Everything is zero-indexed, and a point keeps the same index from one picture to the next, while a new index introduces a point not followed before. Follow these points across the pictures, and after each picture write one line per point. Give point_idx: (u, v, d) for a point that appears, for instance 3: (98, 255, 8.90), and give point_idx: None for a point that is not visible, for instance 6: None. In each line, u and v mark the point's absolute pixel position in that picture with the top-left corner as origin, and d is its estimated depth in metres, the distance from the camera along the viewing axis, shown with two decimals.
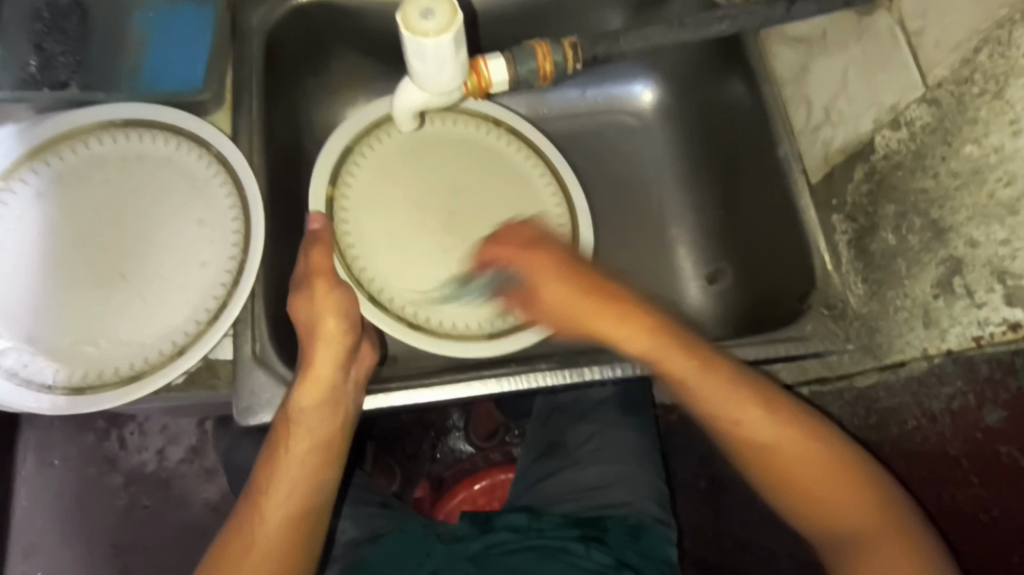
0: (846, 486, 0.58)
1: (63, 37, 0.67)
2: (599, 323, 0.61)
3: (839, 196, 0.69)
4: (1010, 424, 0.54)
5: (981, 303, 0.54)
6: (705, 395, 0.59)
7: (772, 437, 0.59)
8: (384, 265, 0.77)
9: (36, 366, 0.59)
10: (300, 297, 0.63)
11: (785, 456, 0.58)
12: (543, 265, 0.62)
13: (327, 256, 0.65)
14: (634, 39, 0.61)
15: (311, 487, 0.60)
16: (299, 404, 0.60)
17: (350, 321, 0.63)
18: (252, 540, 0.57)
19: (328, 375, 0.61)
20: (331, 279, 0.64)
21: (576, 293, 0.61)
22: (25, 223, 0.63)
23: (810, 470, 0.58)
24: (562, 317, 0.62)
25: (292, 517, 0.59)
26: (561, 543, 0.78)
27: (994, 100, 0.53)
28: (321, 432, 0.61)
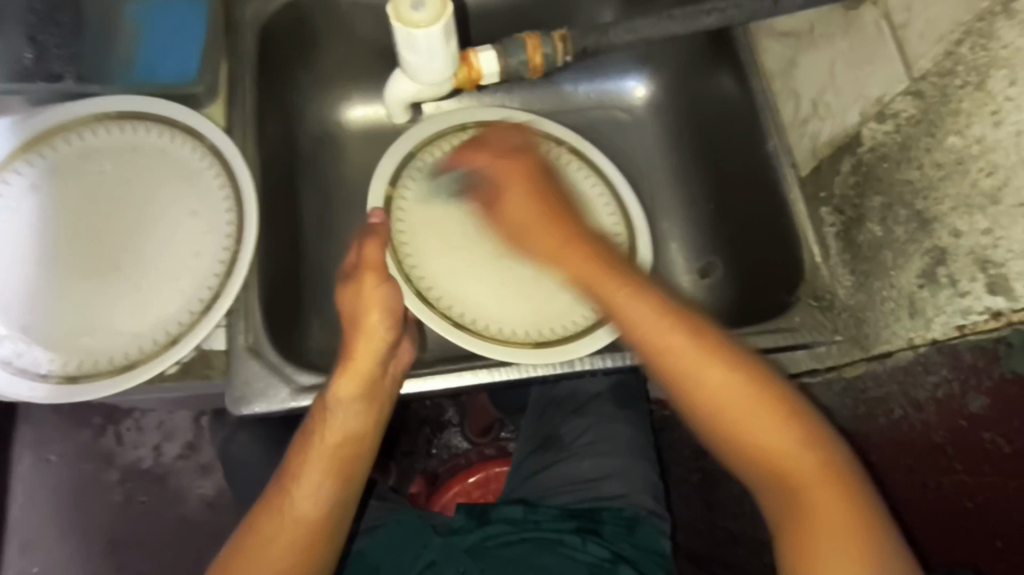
0: (783, 432, 0.53)
1: (57, 30, 0.68)
2: (541, 237, 0.61)
3: (827, 189, 0.70)
4: (992, 411, 0.54)
5: (965, 292, 0.54)
6: (637, 316, 0.57)
7: (733, 404, 0.53)
8: (437, 269, 0.77)
9: (31, 355, 0.60)
10: (348, 286, 0.64)
11: (714, 390, 0.53)
12: (515, 177, 0.64)
13: (380, 250, 0.66)
14: (622, 31, 0.61)
15: (340, 481, 0.60)
16: (337, 395, 0.61)
17: (394, 317, 0.64)
18: (277, 531, 0.57)
19: (369, 366, 0.62)
20: (380, 275, 0.64)
21: (537, 219, 0.62)
22: (20, 214, 0.63)
23: (740, 406, 0.53)
24: (512, 226, 0.63)
25: (318, 510, 0.59)
26: (558, 536, 0.79)
27: (976, 91, 0.52)
28: (356, 424, 0.62)
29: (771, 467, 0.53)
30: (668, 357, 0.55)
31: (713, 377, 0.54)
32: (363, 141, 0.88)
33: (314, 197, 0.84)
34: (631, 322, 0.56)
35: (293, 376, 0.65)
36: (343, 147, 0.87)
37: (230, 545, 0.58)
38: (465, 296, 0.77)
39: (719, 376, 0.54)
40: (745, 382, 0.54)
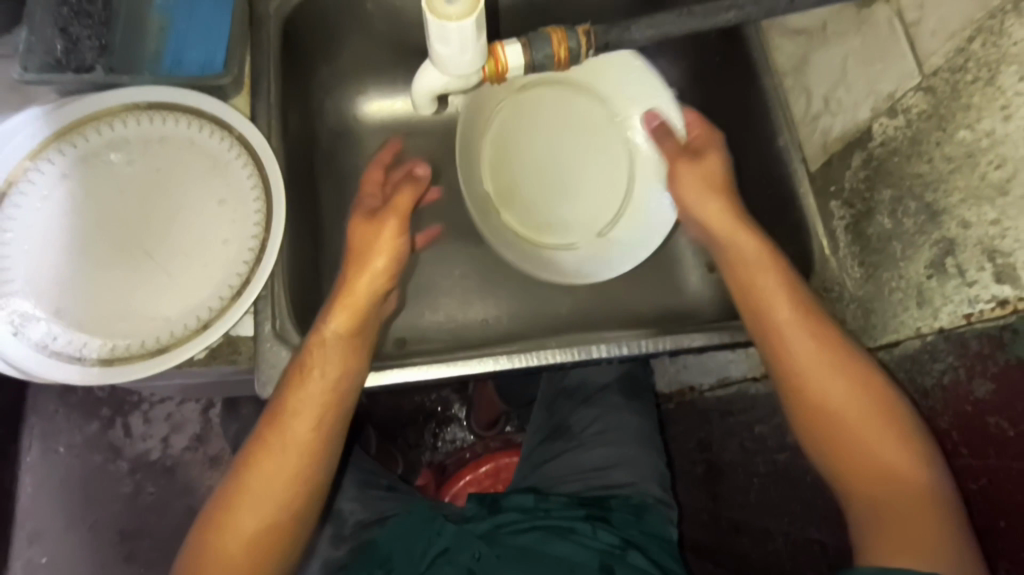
0: (881, 435, 0.59)
1: (89, 21, 0.69)
2: (704, 198, 0.73)
3: (837, 183, 0.72)
4: (996, 395, 0.55)
5: (972, 282, 0.56)
6: (762, 283, 0.67)
7: (826, 383, 0.62)
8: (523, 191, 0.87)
9: (66, 339, 0.61)
10: (368, 226, 0.68)
11: (829, 393, 0.62)
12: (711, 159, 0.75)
13: (411, 199, 0.70)
14: (644, 27, 0.63)
15: (330, 408, 0.63)
16: (333, 332, 0.64)
17: (398, 257, 0.69)
18: (279, 461, 0.60)
19: (364, 302, 0.66)
20: (402, 223, 0.69)
21: (717, 185, 0.74)
22: (52, 201, 0.64)
23: (844, 408, 0.61)
24: (705, 223, 0.73)
25: (311, 436, 0.61)
26: (568, 524, 0.80)
27: (987, 87, 0.54)
28: (351, 359, 0.65)
29: (862, 473, 0.59)
30: (764, 312, 0.66)
31: (801, 341, 0.64)
32: (380, 134, 0.90)
33: (332, 190, 0.86)
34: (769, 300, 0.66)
35: None
36: (361, 140, 0.89)
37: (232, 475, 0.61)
38: (509, 180, 0.86)
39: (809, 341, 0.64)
40: (866, 403, 0.61)
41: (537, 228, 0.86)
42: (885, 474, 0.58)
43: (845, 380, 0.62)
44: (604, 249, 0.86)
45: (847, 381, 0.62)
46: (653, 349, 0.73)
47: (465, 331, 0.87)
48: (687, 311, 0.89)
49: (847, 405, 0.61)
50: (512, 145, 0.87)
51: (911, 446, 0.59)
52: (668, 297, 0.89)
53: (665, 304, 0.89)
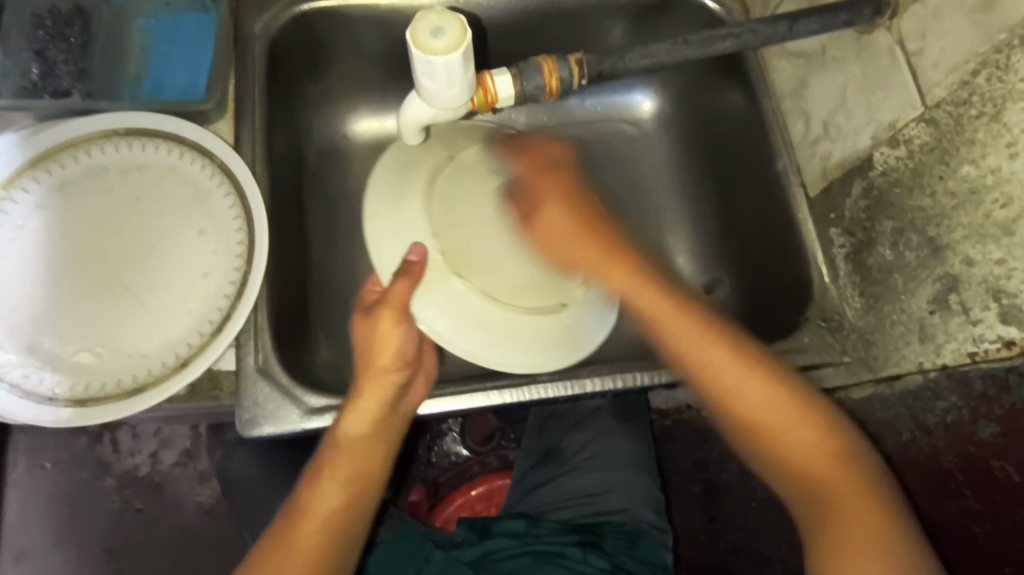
0: (810, 432, 0.55)
1: (66, 45, 0.68)
2: (607, 265, 0.60)
3: (837, 210, 0.71)
4: (1002, 439, 0.54)
5: (977, 320, 0.54)
6: (645, 299, 0.58)
7: (765, 408, 0.56)
8: (475, 259, 0.71)
9: (38, 376, 0.59)
10: (366, 323, 0.63)
11: (752, 400, 0.56)
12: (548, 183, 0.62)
13: (409, 291, 0.65)
14: (639, 56, 0.62)
15: (346, 512, 0.61)
16: (348, 432, 0.61)
17: (406, 357, 0.63)
18: (287, 562, 0.57)
19: (377, 408, 0.62)
20: (397, 316, 0.63)
21: (573, 235, 0.60)
22: (26, 232, 0.62)
23: (776, 412, 0.56)
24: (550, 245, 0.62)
25: (324, 543, 0.59)
26: (559, 549, 0.78)
27: (992, 122, 0.53)
28: (366, 459, 0.62)
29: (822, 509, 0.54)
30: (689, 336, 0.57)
31: (733, 371, 0.56)
32: (370, 153, 0.88)
33: (322, 211, 0.83)
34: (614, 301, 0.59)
35: (306, 399, 0.64)
36: (350, 159, 0.87)
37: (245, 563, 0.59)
38: (464, 245, 0.71)
39: (738, 367, 0.56)
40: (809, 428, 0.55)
41: (511, 296, 0.71)
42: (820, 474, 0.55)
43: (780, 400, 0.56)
44: (579, 316, 0.74)
45: (782, 407, 0.56)
46: (647, 383, 0.71)
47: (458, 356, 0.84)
48: None
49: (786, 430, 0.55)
50: (463, 205, 0.72)
51: (844, 440, 0.56)
52: None
53: None
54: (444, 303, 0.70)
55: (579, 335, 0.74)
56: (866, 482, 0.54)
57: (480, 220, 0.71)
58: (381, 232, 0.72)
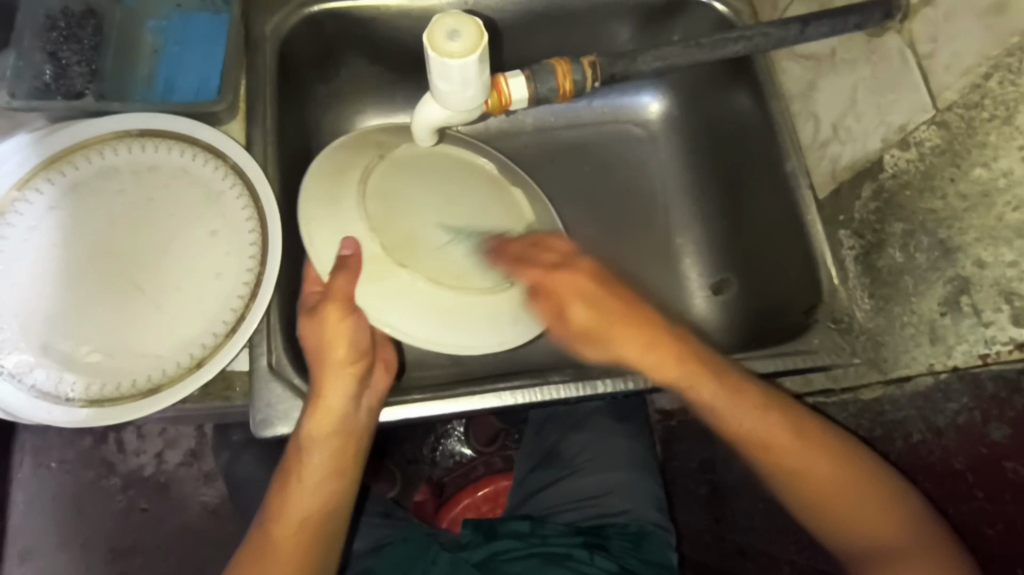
0: (867, 499, 0.61)
1: (79, 46, 0.68)
2: (615, 335, 0.63)
3: (846, 212, 0.71)
4: (1015, 440, 0.53)
5: (988, 322, 0.55)
6: (662, 361, 0.63)
7: (797, 453, 0.62)
8: (417, 252, 0.64)
9: (53, 377, 0.59)
10: (310, 320, 0.61)
11: (813, 478, 0.62)
12: (565, 282, 0.64)
13: (351, 283, 0.60)
14: (651, 59, 0.62)
15: (325, 510, 0.62)
16: (310, 435, 0.61)
17: (360, 349, 0.62)
18: (270, 566, 0.59)
19: (339, 406, 0.62)
20: (345, 307, 0.61)
21: (603, 304, 0.63)
22: (40, 233, 0.62)
23: (834, 484, 0.62)
24: (588, 334, 0.63)
25: (306, 542, 0.60)
26: (565, 550, 0.78)
27: (1004, 125, 0.53)
28: (334, 459, 0.62)
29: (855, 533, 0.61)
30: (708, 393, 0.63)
31: (765, 426, 0.63)
32: None
33: None
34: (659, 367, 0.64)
35: None
36: None
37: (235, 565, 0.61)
38: (404, 235, 0.64)
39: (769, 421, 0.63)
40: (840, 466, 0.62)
41: (459, 281, 0.64)
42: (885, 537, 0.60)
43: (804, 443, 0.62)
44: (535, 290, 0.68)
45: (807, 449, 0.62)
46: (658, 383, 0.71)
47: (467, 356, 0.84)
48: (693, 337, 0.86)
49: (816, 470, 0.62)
50: (401, 200, 0.66)
51: (897, 501, 0.61)
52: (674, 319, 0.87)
53: None
54: (390, 297, 0.61)
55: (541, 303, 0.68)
56: (933, 541, 0.59)
57: (419, 214, 0.65)
58: (314, 226, 0.63)
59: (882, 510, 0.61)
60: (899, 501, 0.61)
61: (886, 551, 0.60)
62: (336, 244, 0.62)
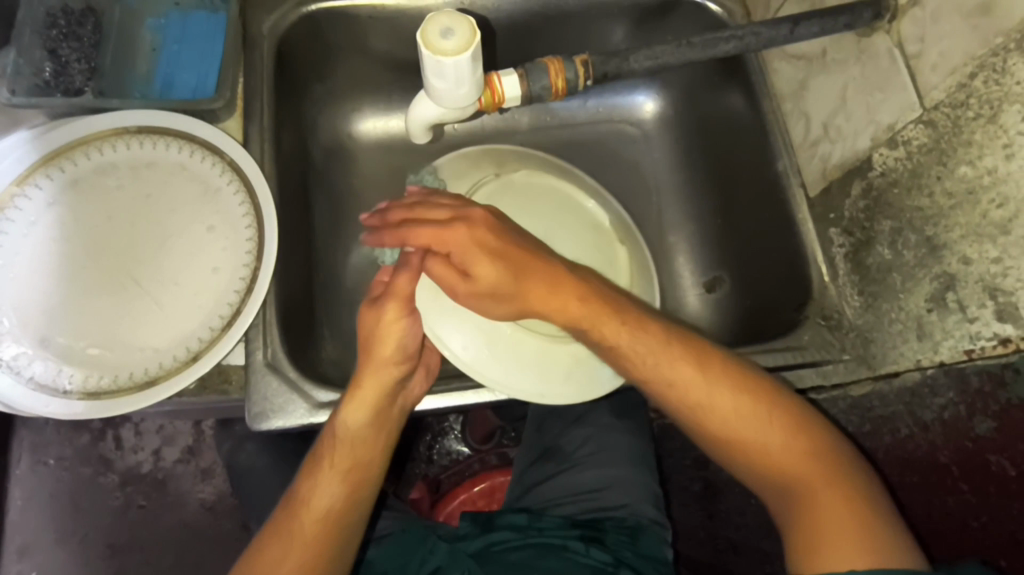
0: (776, 431, 0.58)
1: (78, 44, 0.69)
2: (523, 280, 0.61)
3: (837, 210, 0.72)
4: (999, 433, 0.55)
5: (974, 318, 0.55)
6: (596, 322, 0.62)
7: (744, 424, 0.58)
8: None
9: (51, 370, 0.60)
10: (371, 311, 0.63)
11: (719, 407, 0.59)
12: (461, 238, 0.61)
13: (412, 283, 0.62)
14: (643, 57, 0.63)
15: (345, 507, 0.62)
16: (345, 424, 0.62)
17: (407, 353, 0.63)
18: (288, 551, 0.58)
19: (377, 398, 0.63)
20: (403, 307, 0.62)
21: (493, 245, 0.61)
22: (39, 228, 0.63)
23: (745, 419, 0.58)
24: (476, 278, 0.61)
25: (324, 537, 0.60)
26: (561, 542, 0.79)
27: (989, 124, 0.54)
28: (364, 452, 0.63)
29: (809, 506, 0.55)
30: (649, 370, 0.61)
31: (716, 393, 0.59)
32: (375, 152, 0.89)
33: (329, 209, 0.84)
34: (563, 306, 0.62)
35: (311, 393, 0.65)
36: (355, 158, 0.88)
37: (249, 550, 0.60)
38: None
39: (720, 388, 0.59)
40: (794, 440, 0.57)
41: (523, 317, 0.70)
42: (796, 469, 0.57)
43: (757, 409, 0.58)
44: (595, 351, 0.71)
45: (763, 416, 0.58)
46: None
47: None
48: None
49: (765, 438, 0.58)
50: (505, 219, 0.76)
51: (817, 439, 0.58)
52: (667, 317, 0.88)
53: None
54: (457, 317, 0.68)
55: (590, 371, 0.70)
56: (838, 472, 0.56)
57: None
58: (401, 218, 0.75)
59: (790, 440, 0.57)
60: (817, 437, 0.58)
61: (793, 478, 0.56)
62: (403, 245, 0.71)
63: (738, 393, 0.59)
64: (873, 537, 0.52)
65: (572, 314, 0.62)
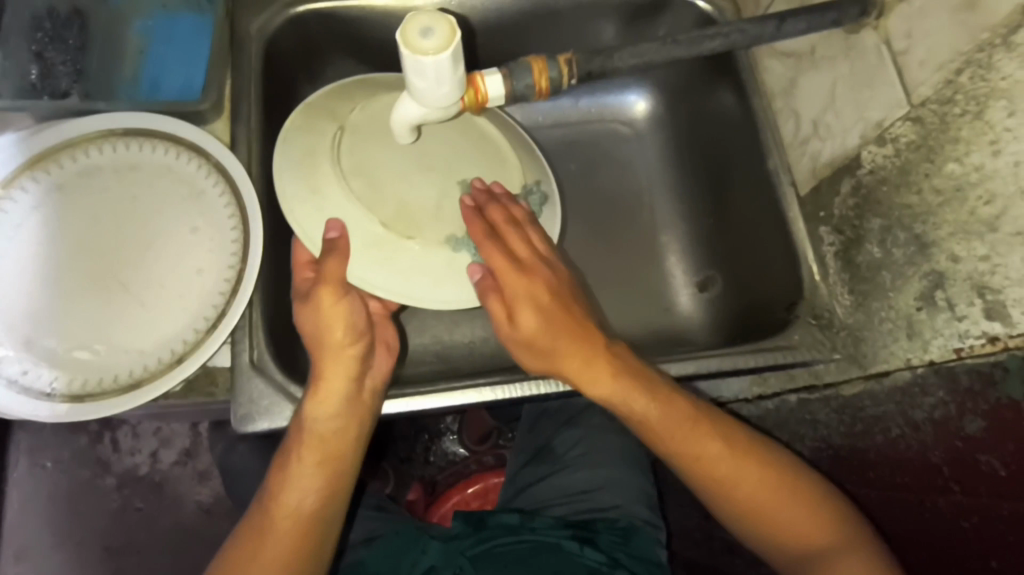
0: (778, 482, 0.63)
1: (64, 46, 0.69)
2: (559, 348, 0.62)
3: (826, 209, 0.72)
4: (988, 433, 0.54)
5: (962, 316, 0.55)
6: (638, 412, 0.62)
7: (749, 476, 0.62)
8: (420, 216, 0.65)
9: (35, 372, 0.60)
10: (307, 306, 0.63)
11: (745, 487, 0.62)
12: (517, 282, 0.63)
13: (343, 266, 0.62)
14: (628, 55, 0.62)
15: (320, 498, 0.61)
16: (312, 414, 0.62)
17: (358, 330, 0.63)
18: (262, 548, 0.59)
19: (344, 384, 0.62)
20: (338, 289, 0.62)
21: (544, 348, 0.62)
22: (24, 230, 0.63)
23: (744, 473, 0.63)
24: (534, 340, 0.62)
25: (301, 521, 0.60)
26: (555, 540, 0.78)
27: (976, 120, 0.53)
28: (334, 441, 0.62)
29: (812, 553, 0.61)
30: (655, 426, 0.62)
31: (714, 452, 0.63)
32: None
33: None
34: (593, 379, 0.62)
35: (297, 394, 0.65)
36: None
37: (227, 550, 0.61)
38: (399, 201, 0.64)
39: (717, 450, 0.63)
40: (788, 491, 0.63)
41: (466, 236, 0.66)
42: (816, 536, 0.61)
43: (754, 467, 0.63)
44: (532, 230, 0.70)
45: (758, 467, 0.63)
46: None
47: (453, 354, 0.85)
48: (678, 334, 0.87)
49: (767, 496, 0.62)
50: (378, 170, 0.65)
51: (794, 484, 0.63)
52: (659, 317, 0.88)
53: (654, 325, 0.87)
54: (382, 262, 0.64)
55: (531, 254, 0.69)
56: (855, 537, 0.61)
57: (395, 166, 0.64)
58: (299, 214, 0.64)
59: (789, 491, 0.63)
60: (791, 477, 0.63)
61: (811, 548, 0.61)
62: (323, 223, 0.64)
63: (733, 454, 0.63)
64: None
65: (600, 386, 0.62)
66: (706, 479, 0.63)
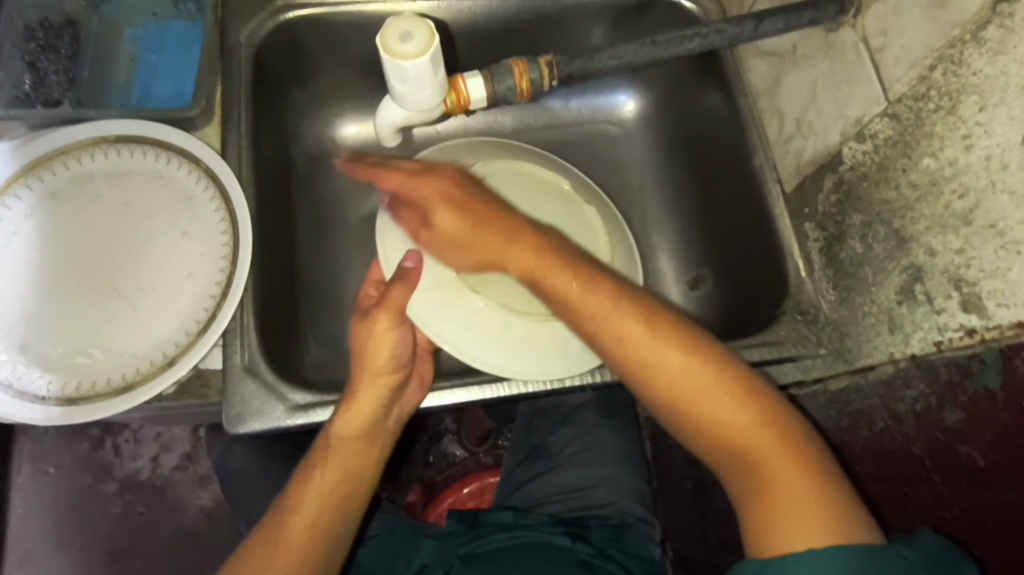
0: (722, 396, 0.53)
1: (56, 56, 0.70)
2: (482, 239, 0.62)
3: (811, 205, 0.72)
4: (967, 425, 0.54)
5: (941, 309, 0.55)
6: (590, 312, 0.57)
7: (686, 380, 0.54)
8: (495, 285, 0.75)
9: (30, 376, 0.61)
10: (364, 323, 0.64)
11: (679, 381, 0.54)
12: (427, 190, 0.65)
13: (405, 295, 0.66)
14: (607, 57, 0.63)
15: (333, 516, 0.61)
16: (338, 433, 0.62)
17: (400, 360, 0.64)
18: (273, 559, 0.59)
19: (373, 410, 0.63)
20: (395, 317, 0.64)
21: (470, 234, 0.63)
22: (19, 236, 0.64)
23: (675, 369, 0.54)
24: (458, 240, 0.64)
25: (314, 537, 0.60)
26: (548, 537, 0.78)
27: (948, 115, 0.54)
28: (353, 462, 0.62)
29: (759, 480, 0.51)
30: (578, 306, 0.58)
31: (648, 344, 0.55)
32: None
33: (311, 214, 0.85)
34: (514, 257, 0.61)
35: (289, 396, 0.66)
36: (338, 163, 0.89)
37: (240, 553, 0.61)
38: (477, 262, 0.75)
39: (650, 339, 0.55)
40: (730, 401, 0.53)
41: (527, 309, 0.74)
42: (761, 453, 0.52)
43: (695, 365, 0.54)
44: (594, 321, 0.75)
45: (696, 369, 0.54)
46: None
47: None
48: None
49: (707, 401, 0.54)
50: None
51: (743, 393, 0.54)
52: None
53: None
54: (445, 305, 0.73)
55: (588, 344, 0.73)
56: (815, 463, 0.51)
57: None
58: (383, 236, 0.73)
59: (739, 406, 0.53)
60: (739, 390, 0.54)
61: (755, 462, 0.52)
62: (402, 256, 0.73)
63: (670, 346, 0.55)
64: (829, 505, 0.49)
65: (524, 262, 0.61)
66: (635, 370, 0.56)
